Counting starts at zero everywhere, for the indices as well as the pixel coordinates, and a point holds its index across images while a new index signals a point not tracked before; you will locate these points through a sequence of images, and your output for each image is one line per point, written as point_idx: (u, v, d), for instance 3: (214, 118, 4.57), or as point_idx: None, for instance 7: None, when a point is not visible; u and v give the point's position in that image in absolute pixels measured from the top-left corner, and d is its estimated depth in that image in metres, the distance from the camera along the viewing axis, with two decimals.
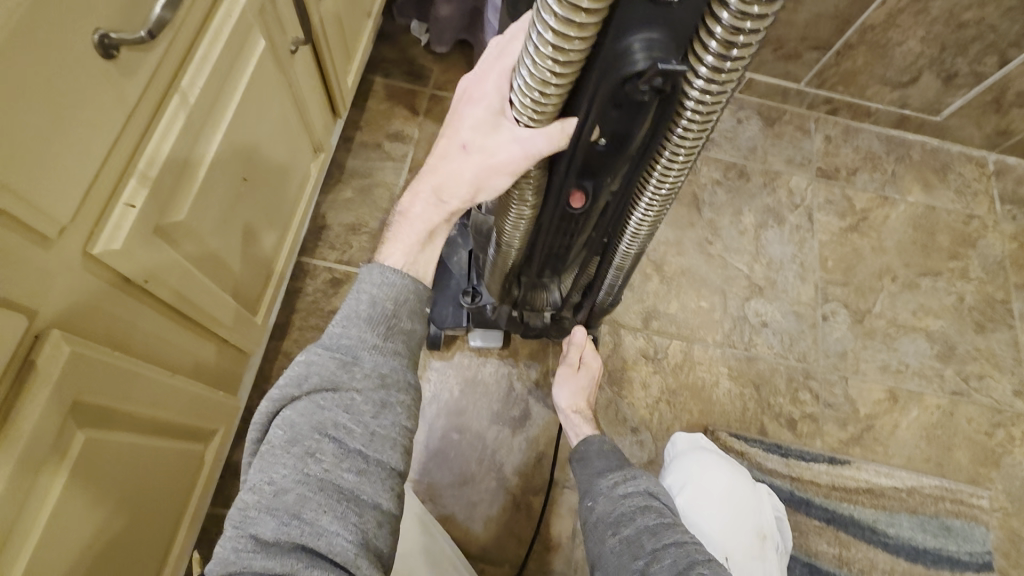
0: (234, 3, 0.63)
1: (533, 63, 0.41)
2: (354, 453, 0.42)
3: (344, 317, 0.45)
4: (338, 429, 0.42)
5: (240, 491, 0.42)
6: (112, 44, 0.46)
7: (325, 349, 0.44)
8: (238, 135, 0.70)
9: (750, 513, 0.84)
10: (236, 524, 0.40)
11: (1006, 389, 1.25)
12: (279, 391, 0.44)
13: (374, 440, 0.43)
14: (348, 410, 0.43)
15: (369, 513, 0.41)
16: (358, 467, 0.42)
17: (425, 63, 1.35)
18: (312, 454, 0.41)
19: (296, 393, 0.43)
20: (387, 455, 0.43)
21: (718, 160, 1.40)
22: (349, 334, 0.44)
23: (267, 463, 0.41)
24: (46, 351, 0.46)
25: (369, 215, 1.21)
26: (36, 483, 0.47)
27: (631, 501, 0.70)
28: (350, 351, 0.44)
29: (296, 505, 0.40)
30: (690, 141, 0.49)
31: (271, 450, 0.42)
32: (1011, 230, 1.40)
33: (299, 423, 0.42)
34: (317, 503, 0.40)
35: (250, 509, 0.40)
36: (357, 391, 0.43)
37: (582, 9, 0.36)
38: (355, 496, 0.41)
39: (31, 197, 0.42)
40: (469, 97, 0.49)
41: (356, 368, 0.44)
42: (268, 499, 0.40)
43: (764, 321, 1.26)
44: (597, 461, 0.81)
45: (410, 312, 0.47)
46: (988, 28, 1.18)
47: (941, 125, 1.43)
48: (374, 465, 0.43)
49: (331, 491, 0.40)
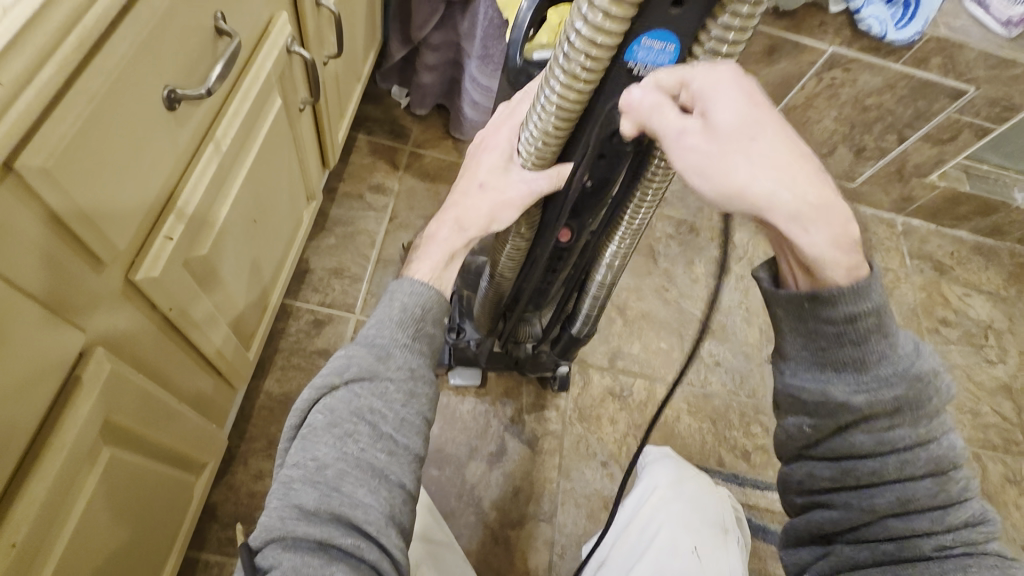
0: (262, 67, 0.72)
1: (538, 118, 0.52)
2: (386, 435, 0.48)
3: (378, 320, 0.53)
4: (374, 414, 0.48)
5: (282, 470, 0.47)
6: (176, 98, 0.54)
7: (363, 346, 0.51)
8: (253, 180, 0.77)
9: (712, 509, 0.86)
10: (281, 496, 0.45)
11: None
12: (321, 380, 0.50)
13: (403, 426, 0.49)
14: (382, 397, 0.49)
15: (395, 490, 0.47)
16: (388, 449, 0.48)
17: (406, 123, 1.47)
18: (351, 435, 0.47)
19: (337, 381, 0.49)
20: (412, 440, 0.49)
21: (670, 216, 1.56)
22: (383, 334, 0.51)
23: (311, 443, 0.47)
24: (91, 367, 0.51)
25: (351, 260, 1.28)
26: (71, 489, 0.51)
27: (896, 458, 0.46)
28: (385, 347, 0.51)
29: (335, 478, 0.45)
30: (656, 184, 0.59)
31: (313, 432, 0.47)
32: (920, 281, 1.61)
33: (338, 408, 0.48)
34: (354, 478, 0.45)
35: (293, 482, 0.45)
36: (391, 380, 0.50)
37: (579, 79, 0.47)
38: (385, 474, 0.46)
39: (101, 226, 0.48)
40: (484, 146, 0.60)
41: (390, 361, 0.50)
42: (311, 472, 0.45)
43: (717, 361, 1.38)
44: (842, 350, 0.45)
45: (433, 318, 0.55)
46: (886, 111, 1.42)
47: (856, 190, 1.66)
48: (402, 448, 0.48)
49: (365, 468, 0.46)
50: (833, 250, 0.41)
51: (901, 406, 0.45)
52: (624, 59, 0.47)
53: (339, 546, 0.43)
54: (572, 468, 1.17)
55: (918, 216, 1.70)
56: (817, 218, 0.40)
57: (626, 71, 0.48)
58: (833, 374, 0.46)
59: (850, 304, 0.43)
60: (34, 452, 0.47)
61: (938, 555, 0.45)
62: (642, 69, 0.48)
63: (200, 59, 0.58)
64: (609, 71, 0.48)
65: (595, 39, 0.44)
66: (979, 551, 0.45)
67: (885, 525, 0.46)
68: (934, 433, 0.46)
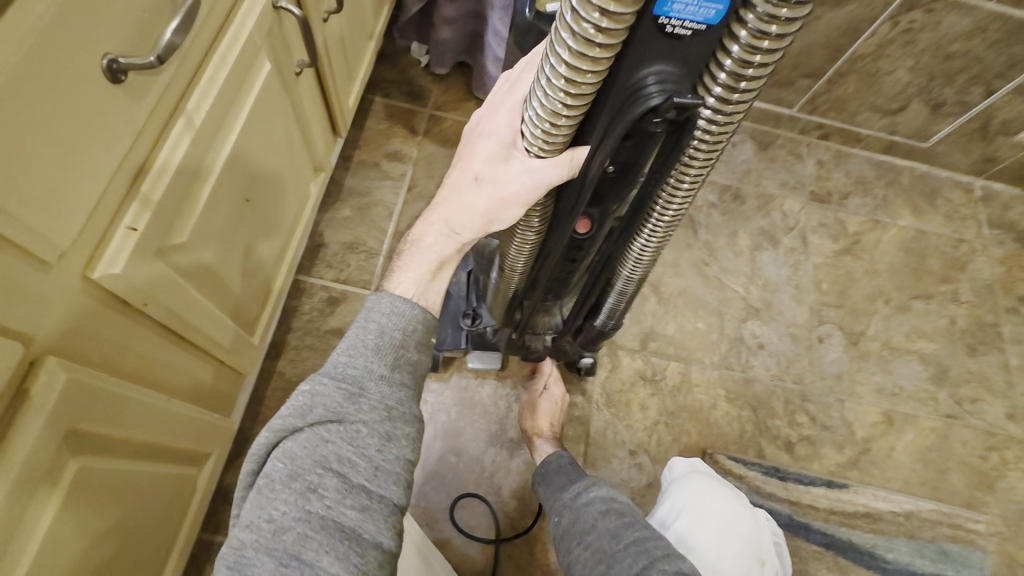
0: (242, 27, 0.63)
1: (544, 95, 0.42)
2: (357, 488, 0.42)
3: (350, 346, 0.47)
4: (341, 463, 0.42)
5: (232, 532, 0.40)
6: (121, 69, 0.46)
7: (330, 379, 0.45)
8: (242, 156, 0.70)
9: (747, 535, 0.78)
10: (231, 564, 0.38)
11: (999, 412, 1.26)
12: (280, 422, 0.43)
13: (378, 475, 0.43)
14: (352, 442, 0.43)
15: (370, 552, 0.41)
16: (361, 504, 0.42)
17: (424, 84, 1.36)
18: (314, 489, 0.41)
19: (299, 424, 0.43)
20: (389, 491, 0.43)
21: (712, 182, 1.41)
22: (356, 364, 0.45)
23: (266, 500, 0.40)
24: (42, 378, 0.46)
25: (367, 234, 1.21)
26: (31, 504, 0.47)
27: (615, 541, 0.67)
28: (357, 381, 0.45)
29: (295, 544, 0.39)
30: (696, 168, 0.50)
31: (270, 485, 0.41)
32: (999, 254, 1.43)
33: (300, 457, 0.41)
34: (317, 543, 0.39)
35: (245, 549, 0.39)
36: (363, 423, 0.44)
37: (595, 44, 0.37)
38: (357, 535, 0.40)
39: (33, 222, 0.41)
40: (480, 131, 0.51)
41: (362, 400, 0.44)
42: (266, 538, 0.39)
43: (760, 343, 1.26)
44: (557, 478, 0.86)
45: (416, 343, 0.49)
46: (975, 59, 1.22)
47: (930, 151, 1.46)
48: (377, 501, 0.43)
49: (332, 529, 0.40)
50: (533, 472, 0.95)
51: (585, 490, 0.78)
52: (654, 13, 0.36)
53: None
54: (597, 458, 1.11)
55: (1001, 179, 1.50)
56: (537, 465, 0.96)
57: (657, 27, 0.37)
58: (550, 479, 0.86)
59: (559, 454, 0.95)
60: None
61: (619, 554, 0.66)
62: (680, 26, 0.37)
63: (154, 21, 0.50)
64: (635, 31, 0.37)
65: None
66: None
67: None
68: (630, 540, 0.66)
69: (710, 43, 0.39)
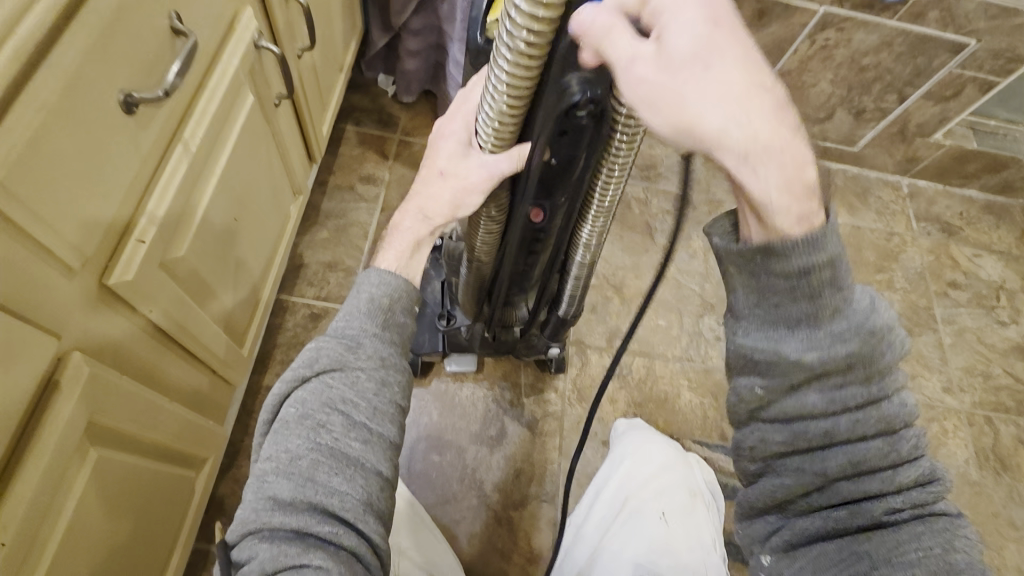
0: (229, 65, 0.72)
1: (491, 98, 0.52)
2: (360, 424, 0.49)
3: (346, 312, 0.54)
4: (345, 404, 0.49)
5: (257, 463, 0.49)
6: (134, 102, 0.54)
7: (332, 338, 0.52)
8: (230, 177, 0.78)
9: (680, 477, 0.91)
10: (256, 489, 0.47)
11: (936, 386, 1.39)
12: (291, 374, 0.51)
13: (376, 415, 0.50)
14: (353, 386, 0.50)
15: (372, 477, 0.48)
16: (363, 437, 0.49)
17: (394, 111, 1.46)
18: (322, 425, 0.48)
19: (308, 373, 0.51)
20: (386, 428, 0.51)
21: (665, 191, 1.53)
22: (353, 324, 0.53)
23: (283, 435, 0.48)
24: (69, 370, 0.52)
25: (345, 253, 1.28)
26: (61, 486, 0.54)
27: (849, 417, 0.46)
28: (354, 338, 0.52)
29: (309, 468, 0.47)
30: (623, 154, 0.59)
31: (286, 425, 0.49)
32: (928, 244, 1.57)
33: (310, 401, 0.49)
34: (328, 467, 0.47)
35: (269, 474, 0.47)
36: (361, 370, 0.51)
37: (526, 54, 0.47)
38: (360, 462, 0.48)
39: (64, 233, 0.49)
40: (441, 135, 0.61)
41: (359, 351, 0.52)
42: (285, 464, 0.47)
43: (718, 336, 1.37)
44: None
45: (402, 307, 0.56)
46: (885, 70, 1.37)
47: (858, 154, 1.61)
48: (377, 435, 0.50)
49: (339, 457, 0.48)
50: (785, 194, 0.39)
51: (852, 362, 0.44)
52: (568, 30, 0.46)
53: (317, 534, 0.45)
54: (573, 449, 1.18)
55: (924, 177, 1.65)
56: (771, 161, 0.39)
57: (575, 42, 0.47)
58: (781, 333, 0.45)
59: (804, 255, 0.41)
60: (14, 460, 0.48)
61: (885, 517, 0.47)
62: None
63: (157, 62, 0.58)
64: (556, 44, 0.48)
65: (535, 14, 0.43)
66: (926, 505, 0.47)
67: (838, 489, 0.48)
68: (887, 390, 0.46)
69: None
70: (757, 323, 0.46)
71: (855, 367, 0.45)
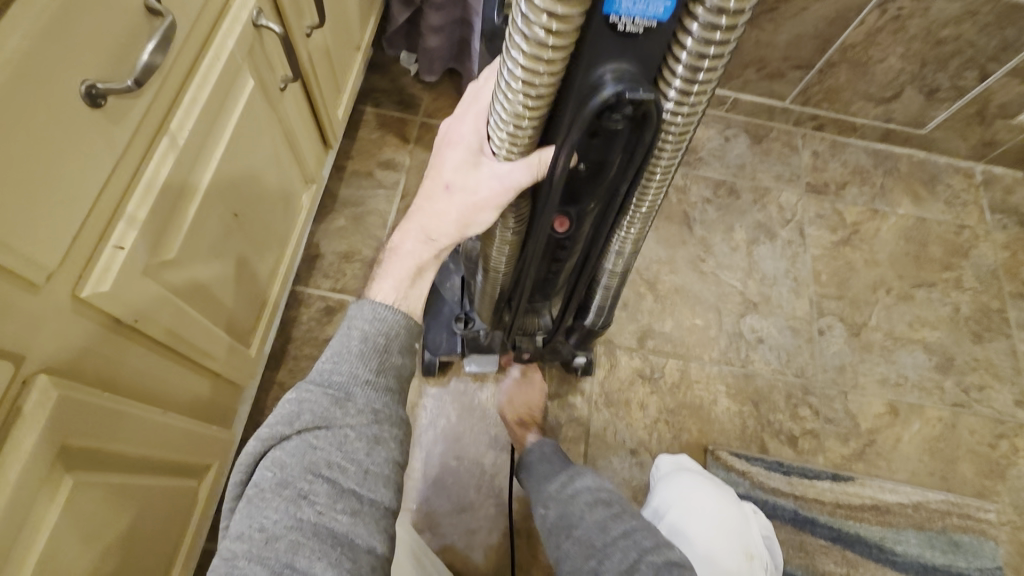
0: (222, 47, 0.65)
1: (505, 99, 0.44)
2: (348, 493, 0.43)
3: (335, 352, 0.47)
4: (331, 469, 0.43)
5: (224, 542, 0.42)
6: (100, 94, 0.48)
7: (316, 386, 0.46)
8: (229, 170, 0.72)
9: (737, 532, 0.82)
10: (223, 575, 0.40)
11: (1008, 399, 1.24)
12: (268, 430, 0.45)
13: (368, 479, 0.44)
14: (340, 447, 0.44)
15: (363, 557, 0.42)
16: (352, 508, 0.43)
17: (416, 92, 1.38)
18: (304, 496, 0.42)
19: (287, 432, 0.44)
20: (380, 494, 0.45)
21: (706, 178, 1.41)
22: (341, 370, 0.46)
23: (258, 509, 0.42)
24: (35, 395, 0.47)
25: (362, 243, 1.22)
26: (27, 521, 0.49)
27: (586, 495, 0.78)
28: (343, 387, 0.46)
29: (288, 552, 0.40)
30: (668, 154, 0.52)
31: (261, 494, 0.42)
32: (1004, 239, 1.41)
33: (290, 465, 0.43)
34: (310, 550, 0.40)
35: (238, 559, 0.40)
36: (350, 427, 0.45)
37: (547, 46, 0.38)
38: (349, 540, 0.42)
39: (21, 247, 0.43)
40: (448, 140, 0.53)
41: (348, 405, 0.46)
42: (258, 547, 0.40)
43: (760, 337, 1.25)
44: (541, 465, 0.88)
45: (400, 346, 0.49)
46: (967, 43, 1.20)
47: (928, 138, 1.45)
48: (368, 505, 0.44)
49: (324, 535, 0.41)
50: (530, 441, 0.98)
51: (575, 476, 0.82)
52: (603, 11, 0.37)
53: None
54: (598, 458, 1.11)
55: (1002, 163, 1.47)
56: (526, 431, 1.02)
57: (610, 27, 0.38)
58: (547, 474, 0.86)
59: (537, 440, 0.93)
60: None
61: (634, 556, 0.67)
62: (629, 24, 0.38)
63: (131, 44, 0.51)
64: (587, 29, 0.38)
65: None
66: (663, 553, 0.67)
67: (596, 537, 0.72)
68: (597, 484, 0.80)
69: (662, 40, 0.40)
70: (532, 463, 0.90)
71: (579, 477, 0.82)
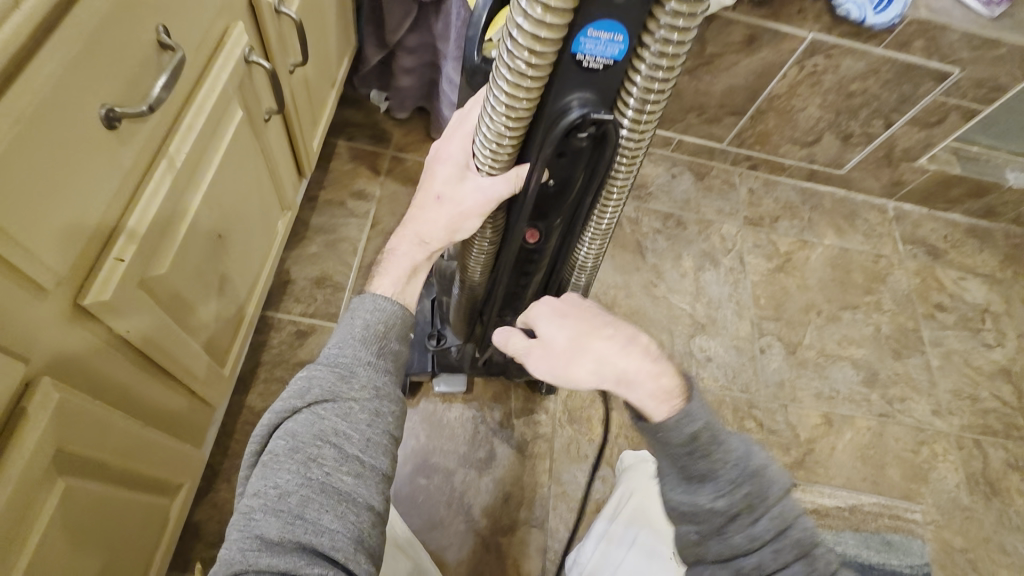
0: (216, 80, 0.71)
1: (490, 120, 0.52)
2: (352, 457, 0.48)
3: (339, 339, 0.53)
4: (338, 436, 0.48)
5: (241, 501, 0.47)
6: (115, 117, 0.53)
7: (325, 365, 0.51)
8: (217, 192, 0.76)
9: None
10: (241, 527, 0.45)
11: (925, 409, 1.39)
12: (282, 404, 0.50)
13: (369, 446, 0.49)
14: (346, 418, 0.49)
15: (364, 513, 0.47)
16: (355, 471, 0.48)
17: (386, 127, 1.45)
18: (314, 459, 0.47)
19: (299, 405, 0.49)
20: (379, 461, 0.49)
21: (656, 211, 1.54)
22: (346, 353, 0.52)
23: (272, 471, 0.46)
24: (37, 397, 0.50)
25: (335, 268, 1.26)
26: (24, 520, 0.51)
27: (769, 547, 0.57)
28: (348, 366, 0.51)
29: (299, 505, 0.45)
30: (623, 174, 0.60)
31: (274, 458, 0.47)
32: (915, 267, 1.59)
33: (300, 433, 0.48)
34: (319, 504, 0.45)
35: (255, 511, 0.45)
36: (355, 400, 0.50)
37: (526, 77, 0.47)
38: (353, 497, 0.46)
39: (38, 253, 0.47)
40: (438, 157, 0.60)
41: (353, 381, 0.51)
42: (273, 501, 0.45)
43: (709, 356, 1.36)
44: (698, 465, 0.58)
45: (398, 335, 0.55)
46: (872, 96, 1.39)
47: (846, 177, 1.63)
48: (370, 469, 0.49)
49: (331, 492, 0.46)
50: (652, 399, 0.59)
51: (747, 496, 0.58)
52: (571, 51, 0.46)
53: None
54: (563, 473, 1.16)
55: (909, 201, 1.67)
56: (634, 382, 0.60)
57: (576, 63, 0.47)
58: (694, 478, 0.59)
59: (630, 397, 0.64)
60: None
61: None
62: (592, 60, 0.47)
63: (142, 74, 0.57)
64: (558, 65, 0.47)
65: (538, 34, 0.43)
66: None
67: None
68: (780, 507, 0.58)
69: (618, 76, 0.49)
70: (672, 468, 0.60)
71: (755, 502, 0.57)
